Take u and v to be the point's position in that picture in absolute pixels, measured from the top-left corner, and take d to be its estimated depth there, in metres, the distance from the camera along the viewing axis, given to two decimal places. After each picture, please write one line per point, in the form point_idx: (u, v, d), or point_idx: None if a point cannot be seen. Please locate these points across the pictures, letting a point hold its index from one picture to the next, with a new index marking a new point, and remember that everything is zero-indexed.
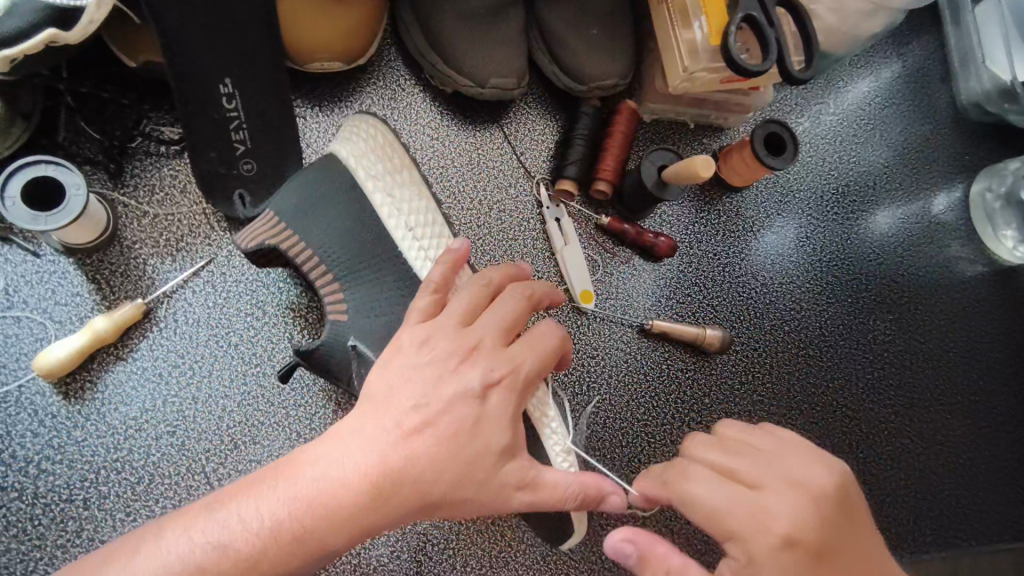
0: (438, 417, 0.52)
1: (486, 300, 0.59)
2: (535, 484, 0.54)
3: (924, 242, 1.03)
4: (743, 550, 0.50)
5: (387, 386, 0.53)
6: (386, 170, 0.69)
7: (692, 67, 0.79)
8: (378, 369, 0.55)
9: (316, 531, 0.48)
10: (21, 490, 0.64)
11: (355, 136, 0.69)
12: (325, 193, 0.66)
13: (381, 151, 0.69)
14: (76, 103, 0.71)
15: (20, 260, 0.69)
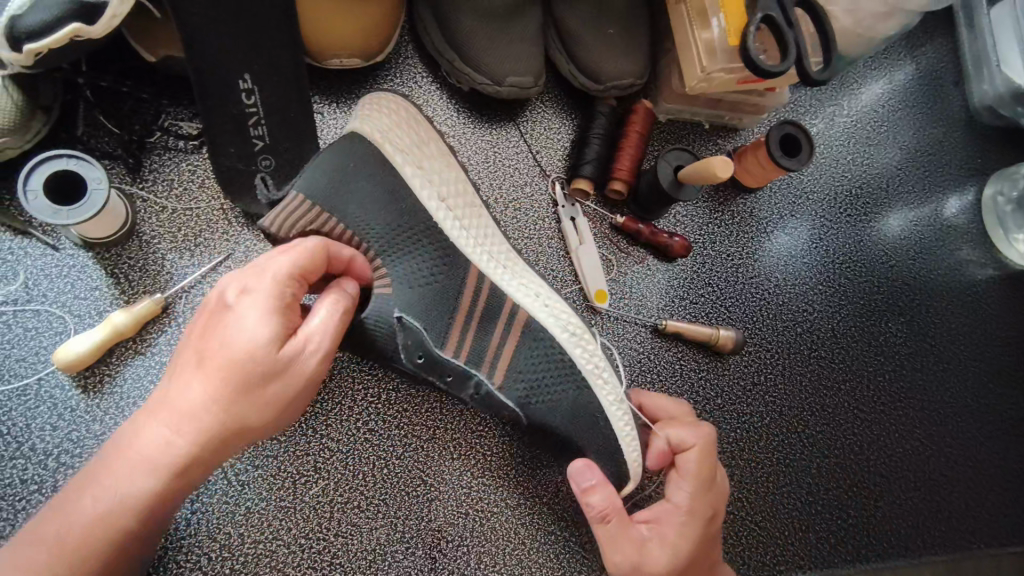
0: (219, 322, 0.52)
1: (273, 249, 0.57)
2: (314, 352, 0.54)
3: (935, 245, 1.04)
4: (687, 500, 0.66)
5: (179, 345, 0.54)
6: (413, 143, 0.68)
7: (709, 66, 0.79)
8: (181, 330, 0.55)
9: (158, 488, 0.51)
10: (41, 483, 0.64)
11: (379, 114, 0.68)
12: (358, 172, 0.64)
13: (403, 129, 0.68)
14: (95, 97, 0.71)
15: (40, 253, 0.69)
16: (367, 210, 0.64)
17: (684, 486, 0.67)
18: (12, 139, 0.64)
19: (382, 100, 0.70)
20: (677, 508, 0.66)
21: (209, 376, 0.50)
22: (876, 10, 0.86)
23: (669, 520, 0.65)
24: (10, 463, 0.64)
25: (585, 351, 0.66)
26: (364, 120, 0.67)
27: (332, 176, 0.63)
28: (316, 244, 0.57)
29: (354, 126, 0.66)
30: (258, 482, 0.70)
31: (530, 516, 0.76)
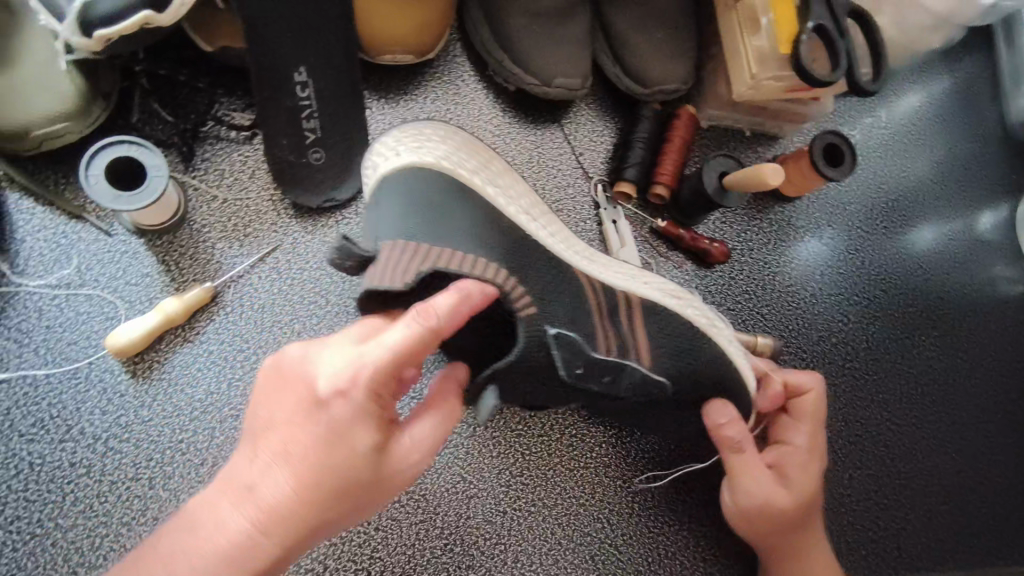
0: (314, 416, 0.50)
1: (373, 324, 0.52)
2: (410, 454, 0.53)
3: (969, 259, 1.03)
4: (808, 442, 0.69)
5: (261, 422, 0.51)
6: (472, 157, 0.68)
7: (760, 73, 0.79)
8: (259, 401, 0.52)
9: None
10: (90, 468, 0.65)
11: (425, 136, 0.68)
12: (436, 201, 0.63)
13: (452, 148, 0.67)
14: (151, 85, 0.72)
15: (93, 239, 0.69)
16: (476, 224, 0.63)
17: (802, 426, 0.70)
18: (72, 125, 0.65)
19: (414, 129, 0.68)
20: (800, 449, 0.68)
21: (305, 472, 0.49)
22: (922, 24, 0.85)
23: (793, 457, 0.68)
24: (59, 447, 0.65)
25: (696, 310, 0.68)
26: (415, 152, 0.65)
27: (422, 211, 0.62)
28: (421, 325, 0.48)
29: (410, 163, 0.65)
30: None
31: (566, 517, 0.76)
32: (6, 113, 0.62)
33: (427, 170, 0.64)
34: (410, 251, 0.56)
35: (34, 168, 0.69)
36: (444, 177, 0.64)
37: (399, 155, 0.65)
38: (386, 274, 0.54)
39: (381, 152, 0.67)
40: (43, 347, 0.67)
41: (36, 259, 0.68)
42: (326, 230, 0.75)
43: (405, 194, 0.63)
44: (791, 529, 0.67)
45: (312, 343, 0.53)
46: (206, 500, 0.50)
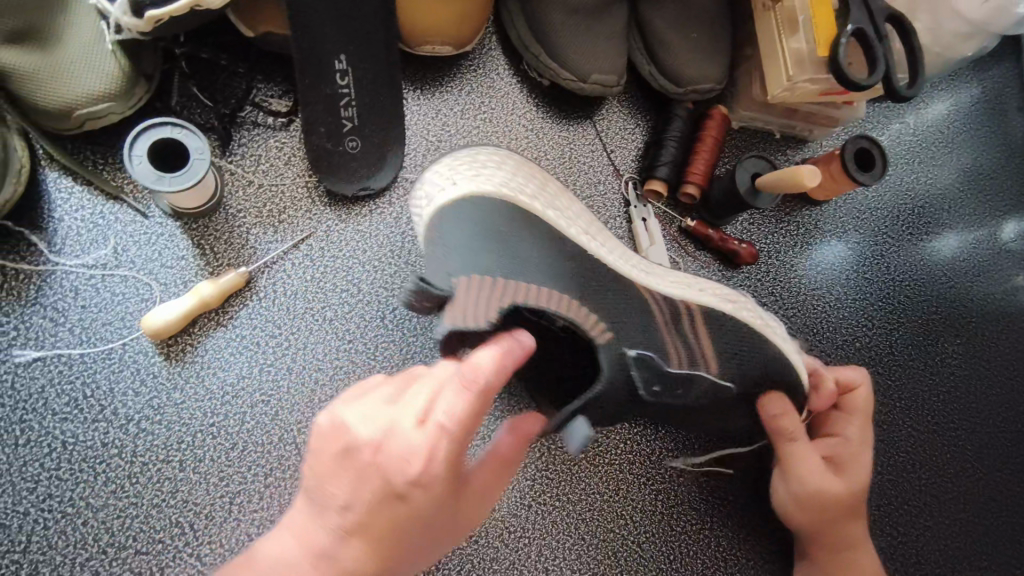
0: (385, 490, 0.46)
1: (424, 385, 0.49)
2: (482, 502, 0.52)
3: (995, 268, 1.03)
4: (857, 434, 0.70)
5: (324, 492, 0.48)
6: (526, 181, 0.68)
7: (796, 76, 0.79)
8: (319, 469, 0.48)
9: None
10: (121, 448, 0.66)
11: (477, 162, 0.68)
12: (503, 231, 0.63)
13: (508, 174, 0.68)
14: (190, 69, 0.72)
15: (130, 220, 0.70)
16: (530, 243, 0.63)
17: (853, 421, 0.71)
18: (115, 105, 0.66)
19: (468, 157, 0.69)
20: (850, 441, 0.70)
21: (384, 545, 0.47)
22: (958, 31, 0.85)
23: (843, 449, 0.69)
24: (92, 426, 0.65)
25: (751, 314, 0.69)
26: (473, 178, 0.65)
27: (486, 242, 0.62)
28: (474, 388, 0.47)
29: (469, 190, 0.64)
30: None
31: (590, 513, 0.76)
32: (52, 92, 0.63)
33: (486, 198, 0.64)
34: (485, 286, 0.58)
35: (74, 147, 0.69)
36: (503, 204, 0.64)
37: (456, 184, 0.65)
38: (469, 318, 0.56)
39: (436, 178, 0.66)
40: (78, 327, 0.67)
41: (73, 239, 0.68)
42: (359, 219, 0.75)
43: (466, 224, 0.63)
44: (845, 520, 0.68)
45: (373, 408, 0.48)
46: (283, 564, 0.46)
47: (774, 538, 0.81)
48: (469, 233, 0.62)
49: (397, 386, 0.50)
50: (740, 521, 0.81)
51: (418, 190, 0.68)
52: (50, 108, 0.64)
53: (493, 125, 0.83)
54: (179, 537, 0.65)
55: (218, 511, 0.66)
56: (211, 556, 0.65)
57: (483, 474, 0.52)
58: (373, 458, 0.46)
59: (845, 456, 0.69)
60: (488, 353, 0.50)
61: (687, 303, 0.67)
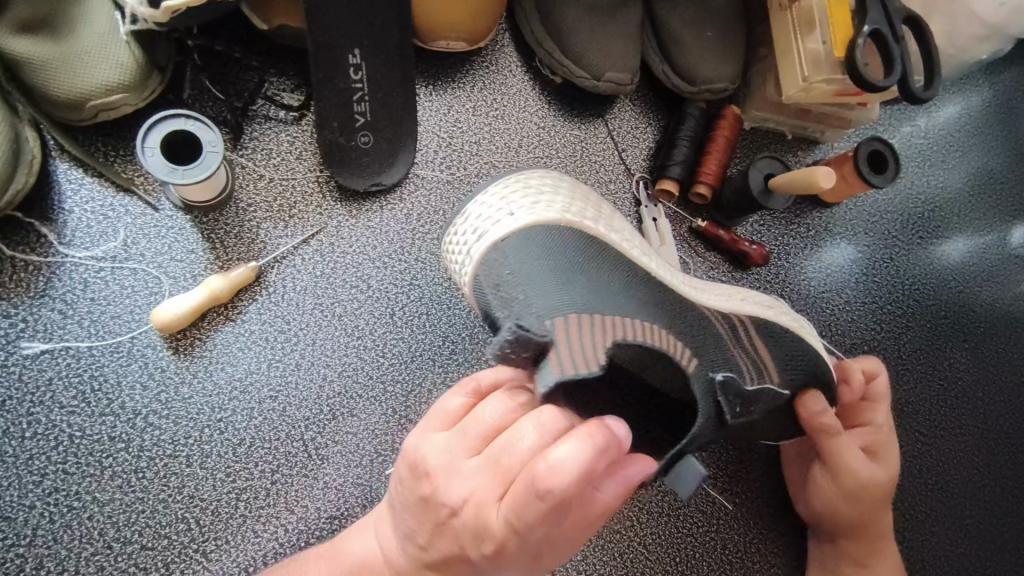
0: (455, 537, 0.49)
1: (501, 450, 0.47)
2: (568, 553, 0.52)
3: (1005, 273, 1.02)
4: (885, 419, 0.73)
5: (412, 516, 0.51)
6: (582, 203, 0.65)
7: (812, 76, 0.79)
8: (409, 493, 0.51)
9: None
10: (128, 442, 0.65)
11: (535, 183, 0.65)
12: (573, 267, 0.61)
13: (566, 198, 0.65)
14: (202, 62, 0.71)
15: (139, 213, 0.69)
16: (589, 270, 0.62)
17: (880, 409, 0.74)
18: (129, 97, 0.65)
19: (520, 180, 0.64)
20: (880, 428, 0.73)
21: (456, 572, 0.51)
22: (973, 34, 0.84)
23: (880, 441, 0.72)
24: (99, 420, 0.65)
25: (790, 318, 0.70)
26: (530, 208, 0.62)
27: (551, 282, 0.59)
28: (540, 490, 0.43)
29: (529, 223, 0.60)
30: (339, 458, 0.69)
31: None
32: (65, 83, 0.62)
33: (545, 231, 0.61)
34: (582, 329, 0.56)
35: (84, 138, 0.68)
36: (561, 238, 0.61)
37: (512, 215, 0.61)
38: (574, 360, 0.53)
39: (488, 207, 0.62)
40: (87, 320, 0.66)
41: (82, 230, 0.68)
42: (369, 215, 0.75)
43: (527, 262, 0.59)
44: (882, 507, 0.71)
45: (455, 459, 0.48)
46: (373, 558, 0.56)
47: (780, 541, 0.81)
48: (532, 272, 0.59)
49: (482, 434, 0.49)
50: (748, 523, 0.80)
51: (464, 212, 0.63)
52: (62, 99, 0.63)
53: (505, 122, 0.82)
54: (186, 533, 0.64)
55: (225, 507, 0.65)
56: (218, 552, 0.64)
57: (576, 530, 0.50)
58: (448, 508, 0.48)
59: (880, 445, 0.72)
60: (573, 444, 0.43)
61: (735, 311, 0.67)
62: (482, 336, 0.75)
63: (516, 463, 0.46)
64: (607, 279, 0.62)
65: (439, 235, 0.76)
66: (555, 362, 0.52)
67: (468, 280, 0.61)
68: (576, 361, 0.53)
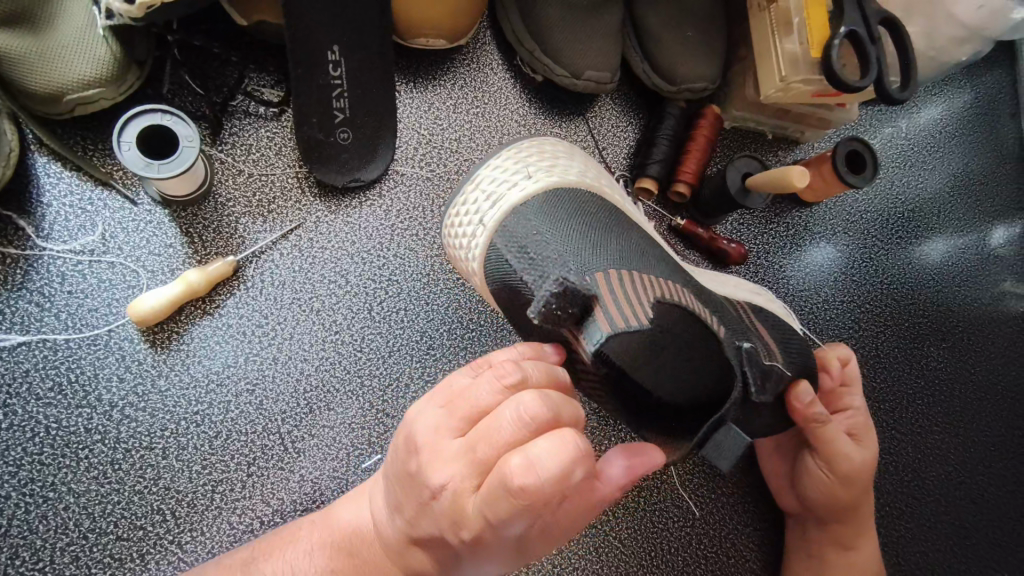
0: (433, 522, 0.46)
1: (482, 438, 0.44)
2: (555, 534, 0.51)
3: (983, 273, 1.02)
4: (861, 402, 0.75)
5: (396, 492, 0.49)
6: (590, 172, 0.66)
7: (790, 76, 0.79)
8: (394, 465, 0.49)
9: None
10: (105, 434, 0.66)
11: (548, 150, 0.65)
12: (599, 226, 0.60)
13: (578, 168, 0.65)
14: (182, 57, 0.72)
15: (118, 207, 0.70)
16: (607, 228, 0.60)
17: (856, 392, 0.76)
18: (106, 91, 0.66)
19: (531, 148, 0.65)
20: (859, 409, 0.75)
21: (439, 552, 0.49)
22: (952, 35, 0.85)
23: (865, 427, 0.74)
24: (76, 412, 0.65)
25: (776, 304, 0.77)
26: (547, 170, 0.62)
27: (578, 233, 0.58)
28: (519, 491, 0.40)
29: (549, 183, 0.60)
30: (316, 452, 0.69)
31: None
32: (43, 77, 0.63)
33: (565, 189, 0.61)
34: (621, 278, 0.55)
35: (63, 132, 0.69)
36: (580, 195, 0.61)
37: (530, 177, 0.61)
38: (624, 316, 0.52)
39: (504, 171, 0.61)
40: (64, 313, 0.67)
41: (60, 224, 0.68)
42: (349, 210, 0.75)
43: (552, 215, 0.58)
44: (869, 490, 0.73)
45: (439, 440, 0.46)
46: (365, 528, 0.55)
47: (755, 535, 0.82)
48: (558, 225, 0.57)
49: (467, 415, 0.46)
50: (722, 519, 0.81)
51: (474, 181, 0.62)
52: (39, 93, 0.64)
53: (485, 120, 0.82)
54: (161, 524, 0.65)
55: (201, 498, 0.66)
56: (193, 544, 0.65)
57: (563, 515, 0.48)
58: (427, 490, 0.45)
59: (862, 429, 0.73)
60: (549, 442, 0.41)
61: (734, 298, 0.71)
62: (459, 331, 0.75)
63: (494, 453, 0.43)
64: (627, 232, 0.61)
65: (417, 231, 0.77)
66: (605, 319, 0.51)
67: (489, 243, 0.58)
68: (627, 318, 0.53)
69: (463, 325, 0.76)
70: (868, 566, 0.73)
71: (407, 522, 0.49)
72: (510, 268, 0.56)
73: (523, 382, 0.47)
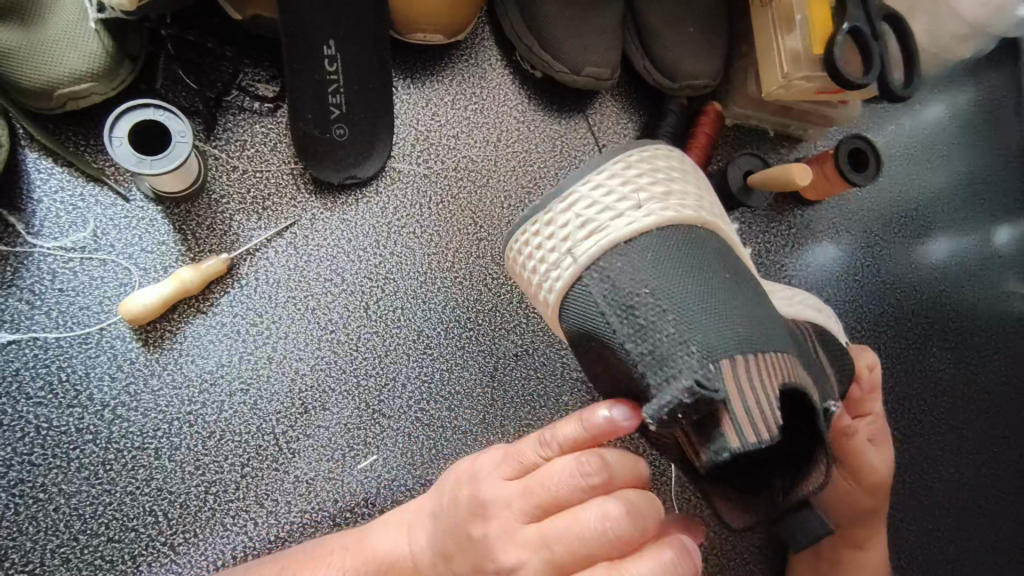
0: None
1: (564, 538, 0.47)
2: None
3: (987, 273, 1.01)
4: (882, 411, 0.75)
5: (446, 551, 0.53)
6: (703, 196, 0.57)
7: (791, 73, 0.78)
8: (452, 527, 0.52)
9: None
10: (96, 434, 0.65)
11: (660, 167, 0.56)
12: (715, 275, 0.52)
13: (689, 190, 0.56)
14: (175, 51, 0.71)
15: (110, 204, 0.69)
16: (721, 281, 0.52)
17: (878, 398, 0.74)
18: (98, 86, 0.65)
19: (643, 163, 0.55)
20: (880, 417, 0.74)
21: None
22: (956, 31, 0.84)
23: (885, 436, 0.74)
24: (67, 411, 0.64)
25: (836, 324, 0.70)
26: (660, 200, 0.53)
27: (691, 288, 0.50)
28: None
29: (657, 220, 0.52)
30: (310, 452, 0.68)
31: None
32: (34, 71, 0.62)
33: (677, 228, 0.53)
34: (750, 370, 0.48)
35: (55, 128, 0.68)
36: (695, 234, 0.53)
37: (640, 207, 0.53)
38: (756, 425, 0.47)
39: (608, 194, 0.53)
40: (55, 311, 0.66)
41: (51, 220, 0.67)
42: (345, 208, 0.74)
43: (660, 263, 0.51)
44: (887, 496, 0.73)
45: (511, 519, 0.49)
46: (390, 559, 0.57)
47: None
48: (666, 277, 0.50)
49: (539, 504, 0.49)
50: None
51: (569, 202, 0.54)
52: (29, 87, 0.63)
53: (483, 116, 0.81)
54: (153, 526, 0.64)
55: (194, 500, 0.65)
56: (186, 546, 0.64)
57: None
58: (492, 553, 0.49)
59: (882, 436, 0.74)
60: (635, 559, 0.47)
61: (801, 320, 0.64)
62: (456, 330, 0.74)
63: (571, 554, 0.47)
64: (740, 282, 0.53)
65: (414, 229, 0.76)
66: (733, 431, 0.47)
67: (579, 281, 0.52)
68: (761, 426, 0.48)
69: (461, 324, 0.74)
70: (877, 569, 0.73)
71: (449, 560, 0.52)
72: (601, 318, 0.51)
73: (609, 483, 0.49)
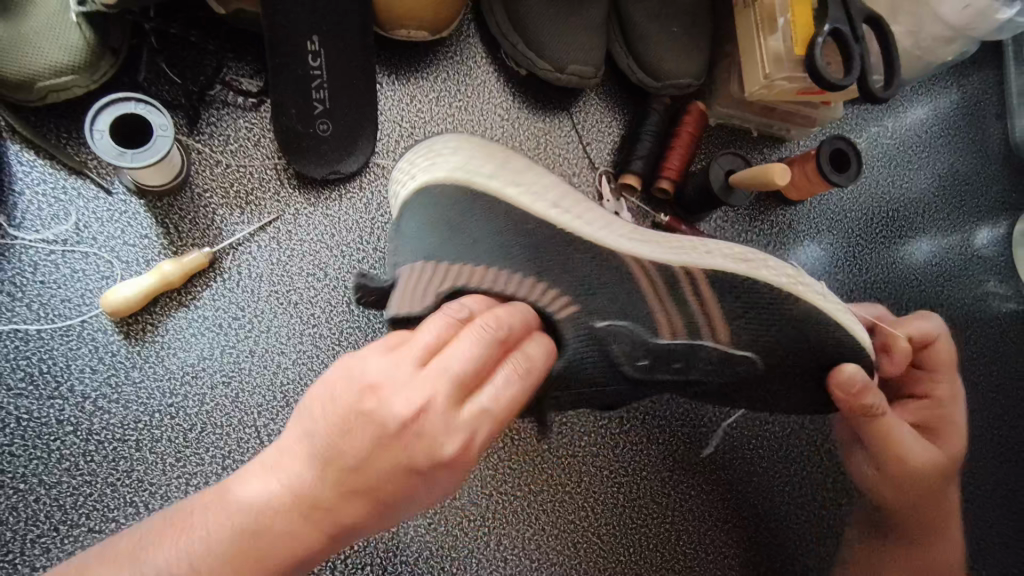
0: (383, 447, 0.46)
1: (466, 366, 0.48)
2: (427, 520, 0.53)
3: (965, 274, 1.03)
4: (941, 393, 0.71)
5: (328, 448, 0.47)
6: (481, 164, 0.66)
7: (773, 74, 0.79)
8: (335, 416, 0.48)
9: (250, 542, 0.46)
10: (76, 426, 0.65)
11: (428, 151, 0.68)
12: (475, 233, 0.63)
13: (464, 158, 0.67)
14: (159, 45, 0.71)
15: (91, 196, 0.69)
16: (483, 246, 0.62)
17: (938, 377, 0.71)
18: (79, 78, 0.65)
19: (434, 152, 0.68)
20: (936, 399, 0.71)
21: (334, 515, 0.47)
22: (937, 35, 0.84)
23: (937, 419, 0.71)
24: (47, 403, 0.65)
25: (769, 270, 0.63)
26: (428, 168, 0.67)
27: (448, 250, 0.62)
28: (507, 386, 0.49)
29: (426, 184, 0.66)
30: None
31: (551, 504, 0.77)
32: (14, 63, 0.62)
33: (453, 194, 0.65)
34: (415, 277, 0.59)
35: (37, 120, 0.68)
36: (466, 200, 0.64)
37: (416, 179, 0.67)
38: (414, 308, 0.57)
39: (405, 175, 0.69)
40: (36, 303, 0.66)
41: (33, 212, 0.67)
42: (328, 204, 0.75)
43: (433, 225, 0.64)
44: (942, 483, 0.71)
45: (406, 376, 0.47)
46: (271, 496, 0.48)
47: (734, 533, 0.82)
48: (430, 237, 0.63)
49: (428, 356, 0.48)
50: (700, 519, 0.81)
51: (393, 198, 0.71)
52: (10, 79, 0.63)
53: (467, 113, 0.82)
54: (133, 517, 0.65)
55: (175, 491, 0.66)
56: None
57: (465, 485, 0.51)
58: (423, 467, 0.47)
59: (935, 421, 0.71)
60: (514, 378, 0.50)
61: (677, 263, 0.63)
62: None
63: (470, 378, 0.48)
64: (503, 242, 0.62)
65: None
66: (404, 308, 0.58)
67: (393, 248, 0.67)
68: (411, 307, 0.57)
69: None
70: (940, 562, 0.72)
71: (355, 484, 0.47)
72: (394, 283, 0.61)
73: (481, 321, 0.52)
